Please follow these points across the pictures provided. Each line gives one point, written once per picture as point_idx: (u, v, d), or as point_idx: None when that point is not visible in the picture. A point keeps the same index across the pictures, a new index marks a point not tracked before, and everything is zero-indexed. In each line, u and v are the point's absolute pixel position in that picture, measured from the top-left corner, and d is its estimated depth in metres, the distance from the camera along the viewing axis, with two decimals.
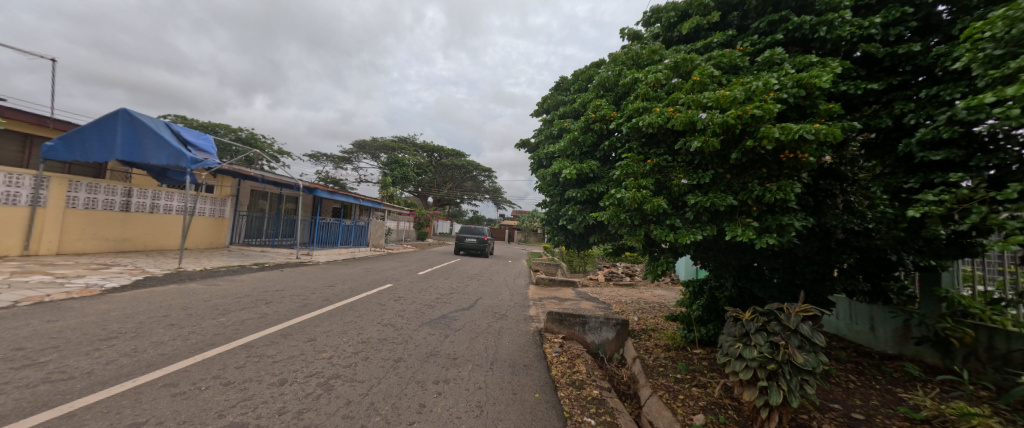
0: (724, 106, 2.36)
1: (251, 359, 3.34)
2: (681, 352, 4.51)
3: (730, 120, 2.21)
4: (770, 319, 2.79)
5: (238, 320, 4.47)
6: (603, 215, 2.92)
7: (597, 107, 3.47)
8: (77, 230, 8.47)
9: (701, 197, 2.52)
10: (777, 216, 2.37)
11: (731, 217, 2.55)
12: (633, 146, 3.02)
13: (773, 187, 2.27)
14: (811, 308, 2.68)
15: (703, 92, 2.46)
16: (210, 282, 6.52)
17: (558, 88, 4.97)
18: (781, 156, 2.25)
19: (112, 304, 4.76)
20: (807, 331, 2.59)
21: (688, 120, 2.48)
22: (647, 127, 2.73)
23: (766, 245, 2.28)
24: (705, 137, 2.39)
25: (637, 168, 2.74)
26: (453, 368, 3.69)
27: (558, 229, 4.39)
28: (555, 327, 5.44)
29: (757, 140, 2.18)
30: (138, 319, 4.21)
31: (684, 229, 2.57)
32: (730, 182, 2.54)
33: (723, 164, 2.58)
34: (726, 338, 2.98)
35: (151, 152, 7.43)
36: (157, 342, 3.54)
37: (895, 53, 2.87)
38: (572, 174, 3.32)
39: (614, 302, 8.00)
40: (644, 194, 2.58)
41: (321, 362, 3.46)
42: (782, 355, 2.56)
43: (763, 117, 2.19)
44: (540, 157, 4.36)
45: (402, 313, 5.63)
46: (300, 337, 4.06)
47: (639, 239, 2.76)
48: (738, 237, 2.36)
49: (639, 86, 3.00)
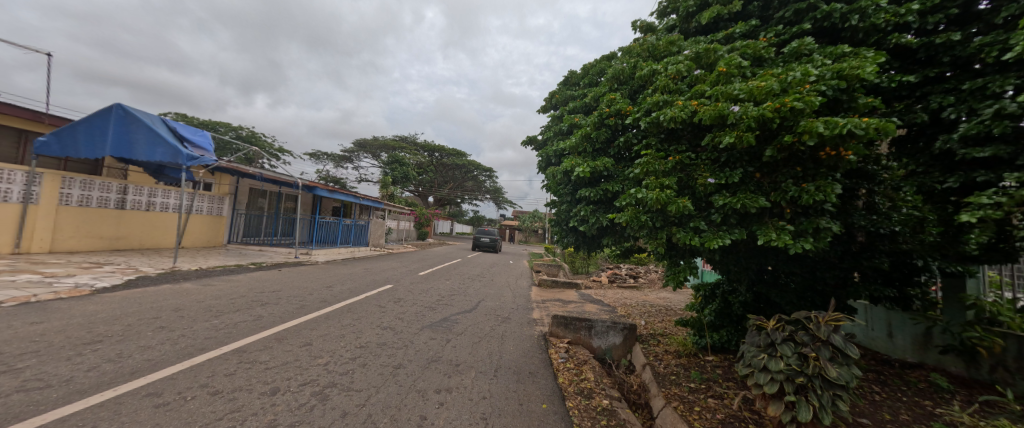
0: (758, 100, 2.20)
1: (242, 366, 3.16)
2: (693, 360, 4.31)
3: (768, 113, 2.04)
4: (798, 329, 2.61)
5: (232, 323, 4.29)
6: (621, 217, 2.74)
7: (611, 102, 3.28)
8: (69, 228, 8.29)
9: (729, 197, 2.36)
10: (813, 219, 2.25)
11: (760, 219, 2.39)
12: (651, 142, 2.84)
13: (811, 187, 2.11)
14: (842, 317, 2.50)
15: (734, 85, 2.29)
16: (204, 282, 6.33)
17: (567, 83, 4.77)
18: (820, 154, 2.09)
19: (101, 305, 4.56)
20: (840, 342, 2.40)
21: (717, 114, 2.30)
22: (669, 122, 2.55)
23: (802, 250, 2.13)
24: (736, 133, 2.22)
25: (658, 166, 2.56)
26: (456, 376, 3.51)
27: (567, 231, 4.21)
28: (561, 331, 5.24)
29: (796, 135, 2.02)
30: (127, 321, 4.02)
31: (710, 233, 2.41)
32: (760, 182, 2.38)
33: (752, 162, 2.42)
34: (748, 347, 2.79)
35: (146, 149, 7.25)
36: (143, 347, 3.35)
37: (932, 44, 2.73)
38: (587, 173, 3.12)
39: (619, 305, 7.82)
40: (668, 194, 2.41)
41: (317, 369, 3.27)
42: (812, 368, 2.37)
43: (802, 111, 2.01)
44: (548, 154, 4.17)
45: (402, 316, 5.43)
46: (295, 341, 3.88)
47: (660, 243, 2.59)
48: (771, 242, 2.20)
49: (659, 78, 2.82)
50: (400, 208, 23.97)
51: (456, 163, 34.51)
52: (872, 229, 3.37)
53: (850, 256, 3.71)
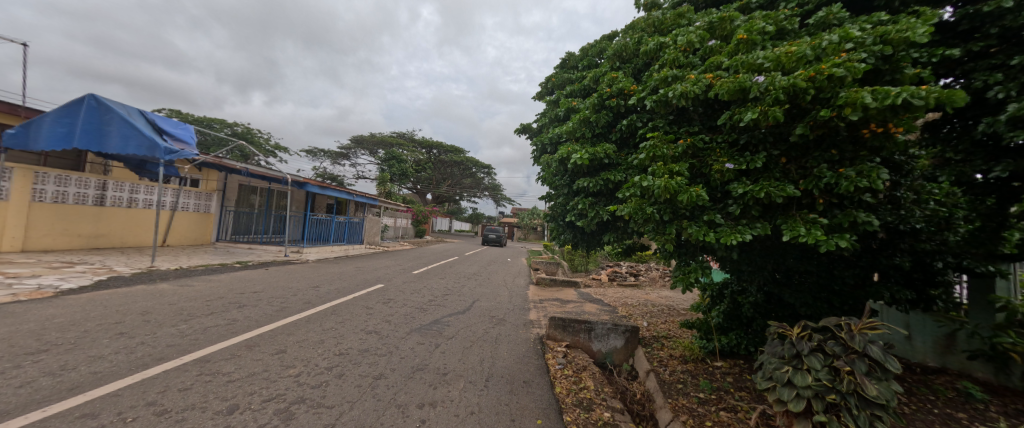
0: (787, 69, 1.89)
1: (201, 379, 2.83)
2: (700, 366, 3.98)
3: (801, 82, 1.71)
4: (827, 338, 2.28)
5: (200, 328, 3.95)
6: (623, 209, 2.41)
7: (613, 81, 2.96)
8: (44, 225, 7.95)
9: (750, 186, 2.02)
10: (849, 211, 1.92)
11: (786, 212, 2.06)
12: (658, 124, 2.51)
13: (851, 172, 1.79)
14: (879, 325, 2.19)
15: (757, 53, 1.97)
16: (183, 283, 5.99)
17: (565, 66, 4.41)
18: (864, 131, 1.77)
19: (60, 308, 4.22)
20: (878, 355, 2.08)
21: (737, 87, 1.97)
22: (679, 99, 2.22)
23: (837, 248, 1.80)
24: (761, 109, 1.88)
25: (666, 151, 2.23)
26: (443, 387, 3.19)
27: (563, 227, 3.91)
28: (558, 334, 4.93)
29: (835, 109, 1.70)
30: (84, 327, 3.68)
31: (727, 227, 2.06)
32: (786, 167, 2.05)
33: (777, 144, 2.09)
34: (769, 358, 2.46)
35: (119, 143, 6.87)
36: (94, 357, 3.02)
37: (976, 14, 2.41)
38: (585, 160, 2.78)
39: (619, 305, 7.49)
40: (679, 182, 2.07)
41: (286, 381, 2.94)
42: (847, 385, 2.05)
43: (843, 80, 1.70)
44: (543, 142, 3.82)
45: (389, 318, 5.10)
46: (268, 348, 3.55)
47: (669, 240, 2.23)
48: (800, 238, 1.86)
49: (667, 52, 2.50)
50: (397, 205, 23.58)
51: (454, 160, 34.08)
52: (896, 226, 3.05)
53: (868, 253, 3.41)
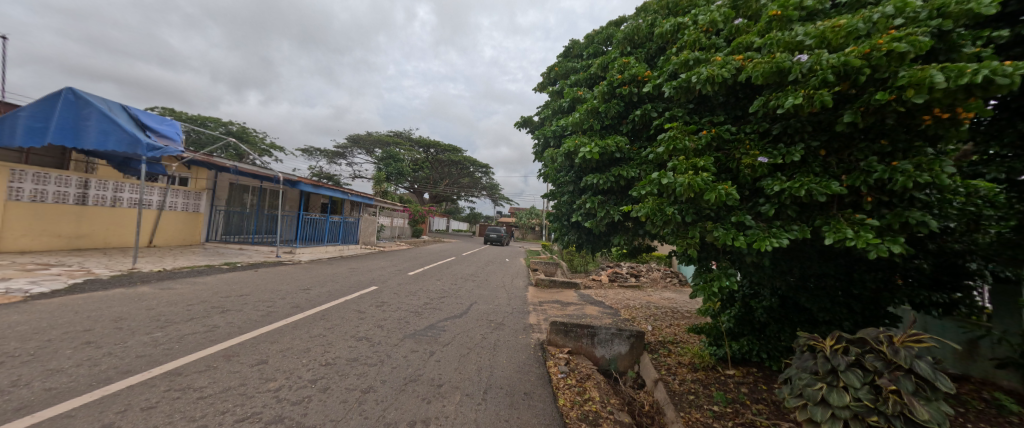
0: (834, 47, 1.69)
1: (168, 396, 2.56)
2: (711, 374, 3.74)
3: (855, 59, 1.49)
4: (865, 352, 2.03)
5: (176, 336, 3.68)
6: (638, 210, 2.16)
7: (624, 67, 2.73)
8: (22, 225, 7.64)
9: (787, 182, 1.77)
10: (902, 210, 1.67)
11: (826, 212, 1.82)
12: (677, 114, 2.30)
13: (908, 165, 1.54)
14: (927, 337, 1.94)
15: (797, 30, 1.78)
16: (165, 286, 5.70)
17: (568, 56, 4.19)
18: (927, 116, 1.52)
19: (27, 315, 3.93)
20: (928, 372, 1.82)
21: (775, 68, 1.74)
22: (703, 83, 1.99)
23: (891, 254, 1.53)
24: (804, 92, 1.65)
25: (688, 143, 1.98)
26: (437, 401, 2.93)
27: (568, 227, 3.68)
28: (560, 340, 4.67)
29: (894, 90, 1.48)
30: (49, 336, 3.40)
31: (759, 230, 1.81)
32: (826, 160, 1.82)
33: (817, 135, 1.86)
34: (798, 373, 2.21)
35: (98, 139, 6.58)
36: (51, 371, 2.75)
37: None
38: (595, 155, 2.53)
39: (621, 307, 7.26)
40: (705, 179, 1.82)
41: (264, 397, 2.67)
42: (892, 406, 1.79)
43: (904, 57, 1.48)
44: (546, 136, 3.59)
45: (382, 323, 4.85)
46: (247, 358, 3.29)
47: (692, 244, 1.98)
48: (846, 242, 1.61)
49: (686, 32, 2.30)
50: (395, 205, 23.31)
51: (452, 159, 33.81)
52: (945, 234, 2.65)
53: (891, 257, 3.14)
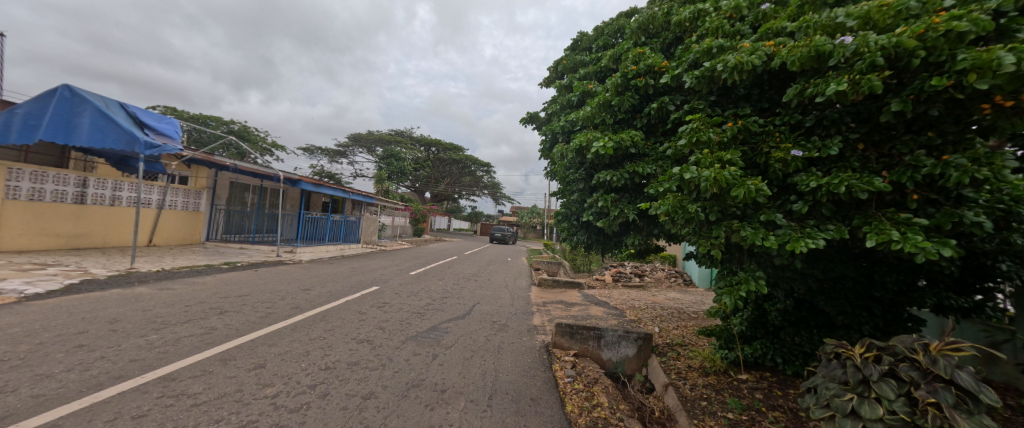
0: (881, 27, 1.73)
1: (161, 402, 2.45)
2: (723, 379, 3.60)
3: (911, 39, 1.53)
4: (898, 361, 1.91)
5: (172, 338, 3.57)
6: (656, 210, 2.05)
7: (639, 57, 2.67)
8: (20, 224, 7.57)
9: (823, 178, 1.70)
10: (951, 208, 1.63)
11: (865, 210, 1.76)
12: (699, 106, 2.29)
13: (963, 159, 1.55)
14: (968, 346, 1.80)
15: (838, 12, 1.85)
16: (162, 286, 5.60)
17: (576, 48, 4.10)
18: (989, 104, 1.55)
19: (19, 316, 3.83)
20: (969, 383, 1.68)
21: (812, 53, 1.81)
22: (730, 72, 2.03)
23: (941, 257, 1.45)
24: (849, 77, 1.69)
25: (712, 136, 1.90)
26: (441, 408, 2.82)
27: (577, 227, 3.57)
28: (565, 342, 4.54)
29: (953, 75, 1.52)
30: (41, 339, 3.30)
31: (792, 229, 1.71)
32: (866, 154, 1.85)
33: (856, 127, 1.89)
34: (825, 383, 2.09)
35: (94, 139, 6.50)
36: (40, 376, 2.64)
37: None
38: (609, 149, 2.43)
39: (626, 307, 7.13)
40: (731, 173, 1.71)
41: (260, 404, 2.56)
42: (930, 419, 1.66)
43: (962, 37, 1.52)
44: (554, 131, 3.50)
45: (384, 325, 4.73)
46: (245, 362, 3.18)
47: (717, 245, 1.86)
48: (890, 243, 1.54)
49: (710, 19, 2.34)
50: (396, 204, 23.15)
51: (453, 158, 33.63)
52: (965, 248, 2.41)
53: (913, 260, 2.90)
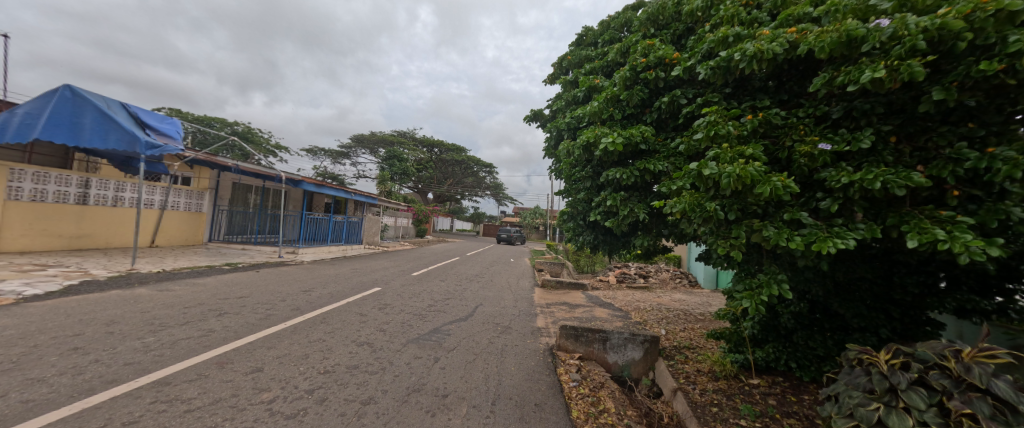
0: (920, 8, 1.66)
1: (153, 408, 2.37)
2: (734, 383, 3.49)
3: (957, 20, 1.46)
4: (927, 368, 1.81)
5: (170, 341, 3.50)
6: (670, 209, 1.95)
7: (649, 49, 2.59)
8: (22, 225, 7.56)
9: (855, 173, 1.61)
10: (995, 204, 1.55)
11: (899, 208, 1.68)
12: (714, 98, 2.21)
13: (1010, 151, 1.48)
14: (1003, 355, 1.70)
15: None
16: (162, 287, 5.54)
17: (581, 44, 4.02)
18: None
19: (15, 318, 3.77)
20: (1008, 393, 1.58)
21: (843, 38, 1.73)
22: (750, 61, 1.96)
23: (988, 256, 1.37)
24: (886, 63, 1.60)
25: (731, 129, 1.82)
26: (442, 414, 2.72)
27: (582, 227, 3.48)
28: (570, 345, 4.43)
29: (1003, 59, 1.45)
30: (35, 341, 3.24)
31: (818, 228, 1.62)
32: (898, 147, 1.76)
33: (888, 119, 1.81)
34: (848, 390, 1.98)
35: (93, 139, 6.48)
36: (32, 380, 2.57)
37: None
38: (619, 145, 2.34)
39: (632, 309, 7.01)
40: (754, 168, 1.62)
41: (256, 410, 2.48)
42: None
43: (1013, 17, 1.46)
44: (559, 128, 3.43)
45: (384, 327, 4.64)
46: (242, 366, 3.11)
47: (736, 245, 1.76)
48: (935, 242, 1.45)
49: (724, 7, 2.26)
50: (398, 205, 23.11)
51: (455, 158, 33.57)
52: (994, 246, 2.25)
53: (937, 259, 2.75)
